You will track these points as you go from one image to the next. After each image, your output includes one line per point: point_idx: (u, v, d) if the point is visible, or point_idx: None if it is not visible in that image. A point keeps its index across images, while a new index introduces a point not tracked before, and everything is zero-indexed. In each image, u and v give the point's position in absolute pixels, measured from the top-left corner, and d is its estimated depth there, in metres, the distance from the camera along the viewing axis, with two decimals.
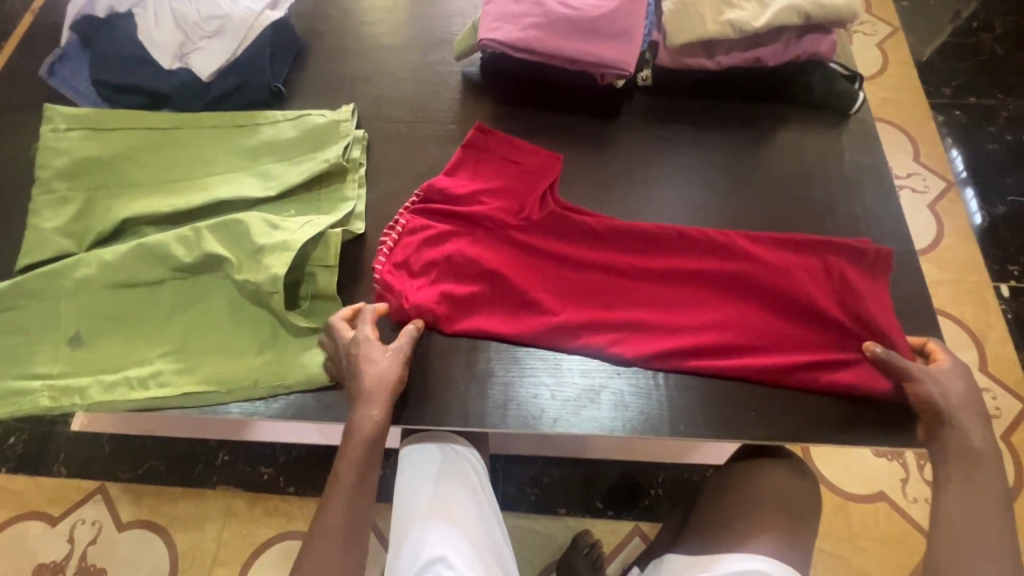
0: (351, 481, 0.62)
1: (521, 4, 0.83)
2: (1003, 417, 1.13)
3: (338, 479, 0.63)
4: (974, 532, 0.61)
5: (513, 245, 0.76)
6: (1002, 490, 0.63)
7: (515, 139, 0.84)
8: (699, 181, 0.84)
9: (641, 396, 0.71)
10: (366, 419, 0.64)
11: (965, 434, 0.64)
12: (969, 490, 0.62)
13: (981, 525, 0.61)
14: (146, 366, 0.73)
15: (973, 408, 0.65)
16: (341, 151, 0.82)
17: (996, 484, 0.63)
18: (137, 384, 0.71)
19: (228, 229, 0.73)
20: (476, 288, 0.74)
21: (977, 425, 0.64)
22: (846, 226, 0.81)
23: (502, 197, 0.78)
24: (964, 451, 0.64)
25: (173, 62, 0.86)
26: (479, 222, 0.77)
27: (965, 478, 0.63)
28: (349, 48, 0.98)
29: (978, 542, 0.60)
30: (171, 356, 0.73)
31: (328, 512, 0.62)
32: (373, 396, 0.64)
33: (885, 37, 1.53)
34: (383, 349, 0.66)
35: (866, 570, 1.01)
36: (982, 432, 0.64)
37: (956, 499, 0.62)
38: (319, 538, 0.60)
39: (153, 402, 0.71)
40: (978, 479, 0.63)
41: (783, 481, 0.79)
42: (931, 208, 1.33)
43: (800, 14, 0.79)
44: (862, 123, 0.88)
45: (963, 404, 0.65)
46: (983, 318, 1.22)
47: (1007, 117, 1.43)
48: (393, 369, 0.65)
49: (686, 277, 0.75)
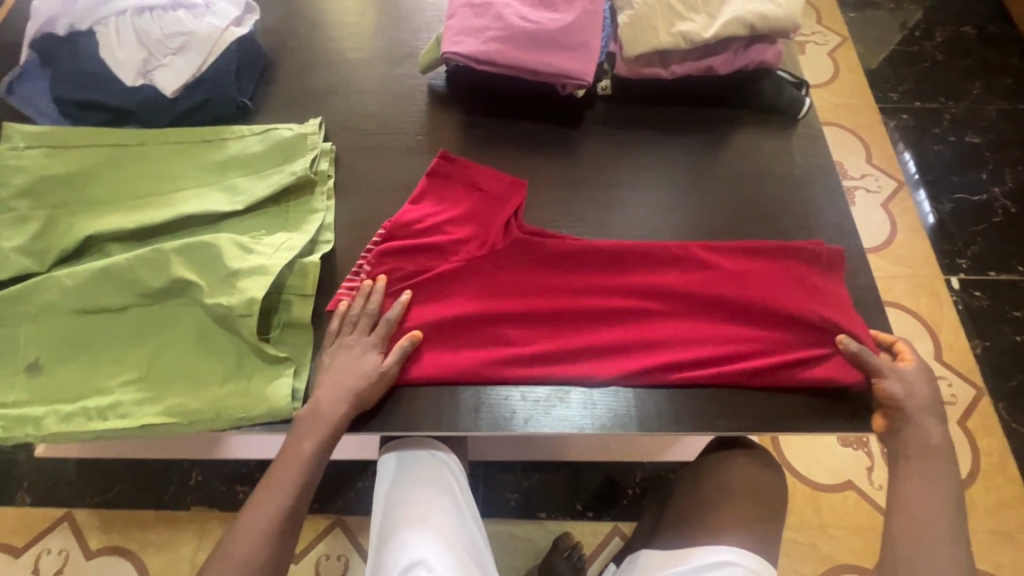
0: (295, 476, 0.65)
1: (482, 18, 0.85)
2: (959, 403, 1.19)
3: (281, 471, 0.65)
4: (929, 523, 0.64)
5: (479, 275, 0.77)
6: (954, 483, 0.66)
7: (477, 165, 0.84)
8: (662, 186, 0.88)
9: (609, 394, 0.73)
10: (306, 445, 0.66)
11: (925, 432, 0.68)
12: (924, 482, 0.66)
13: (934, 514, 0.64)
14: (105, 396, 0.71)
15: (934, 409, 0.69)
16: (309, 163, 0.83)
17: (950, 478, 0.66)
18: (96, 415, 0.69)
19: (195, 250, 0.73)
20: (447, 318, 0.74)
21: (937, 424, 0.68)
22: (801, 226, 0.85)
23: (467, 225, 0.78)
24: (923, 448, 0.67)
25: (137, 78, 0.86)
26: (444, 253, 0.77)
27: (924, 474, 0.66)
28: (316, 63, 0.99)
29: (932, 531, 0.63)
30: (132, 385, 0.71)
31: (262, 505, 0.64)
32: (340, 391, 0.68)
33: (835, 46, 1.61)
34: (354, 355, 0.70)
35: (837, 556, 1.05)
36: (939, 430, 0.68)
37: (913, 491, 0.66)
38: (245, 526, 0.63)
39: (112, 434, 0.69)
40: (933, 473, 0.66)
41: (753, 473, 0.81)
42: (884, 207, 1.40)
43: (746, 25, 0.84)
44: (810, 127, 0.93)
45: (925, 405, 0.69)
46: (937, 310, 1.28)
47: (950, 119, 1.51)
48: (354, 380, 0.68)
49: (653, 292, 0.77)
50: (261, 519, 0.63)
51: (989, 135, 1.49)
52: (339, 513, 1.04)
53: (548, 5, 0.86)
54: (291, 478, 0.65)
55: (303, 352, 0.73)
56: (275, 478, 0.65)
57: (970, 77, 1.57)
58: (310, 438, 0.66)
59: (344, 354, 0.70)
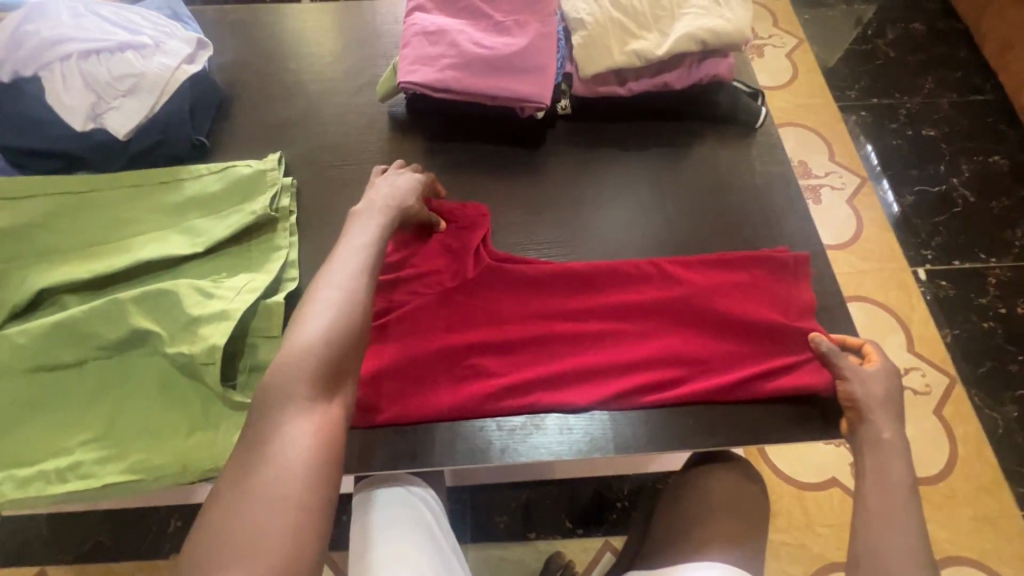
0: (358, 278, 0.62)
1: (437, 46, 0.85)
2: (933, 392, 1.21)
3: (342, 268, 0.62)
4: (892, 514, 0.61)
5: (450, 305, 0.76)
6: (910, 477, 0.64)
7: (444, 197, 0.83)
8: (627, 202, 0.88)
9: (584, 418, 0.73)
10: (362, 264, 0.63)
11: (877, 427, 0.67)
12: (881, 474, 0.64)
13: (895, 506, 0.62)
14: (65, 456, 0.68)
15: (891, 406, 0.68)
16: (269, 201, 0.82)
17: (906, 473, 0.64)
18: (56, 477, 0.67)
19: (154, 300, 0.70)
20: (419, 352, 0.73)
21: (891, 420, 0.68)
22: (764, 234, 0.85)
23: (434, 258, 0.78)
24: (875, 442, 0.67)
25: (86, 123, 0.84)
26: (413, 287, 0.76)
27: (875, 465, 0.65)
28: (273, 96, 0.98)
29: (895, 523, 0.61)
30: (94, 443, 0.69)
31: (325, 297, 0.60)
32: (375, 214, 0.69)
33: (792, 48, 1.64)
34: (401, 172, 0.76)
35: (827, 555, 1.05)
36: (892, 425, 0.67)
37: (871, 484, 0.64)
38: (311, 315, 0.58)
39: (75, 496, 0.66)
40: (888, 466, 0.65)
41: (732, 485, 0.81)
42: (849, 203, 1.43)
43: (697, 41, 0.85)
44: (768, 135, 0.94)
45: (884, 402, 0.68)
46: (906, 301, 1.31)
47: (906, 114, 1.55)
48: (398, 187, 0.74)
49: (625, 311, 0.77)
50: (328, 310, 0.59)
51: (945, 127, 1.53)
52: None
53: (502, 31, 0.87)
54: (354, 277, 0.62)
55: None
56: (327, 291, 0.60)
57: (922, 72, 1.61)
58: (365, 261, 0.64)
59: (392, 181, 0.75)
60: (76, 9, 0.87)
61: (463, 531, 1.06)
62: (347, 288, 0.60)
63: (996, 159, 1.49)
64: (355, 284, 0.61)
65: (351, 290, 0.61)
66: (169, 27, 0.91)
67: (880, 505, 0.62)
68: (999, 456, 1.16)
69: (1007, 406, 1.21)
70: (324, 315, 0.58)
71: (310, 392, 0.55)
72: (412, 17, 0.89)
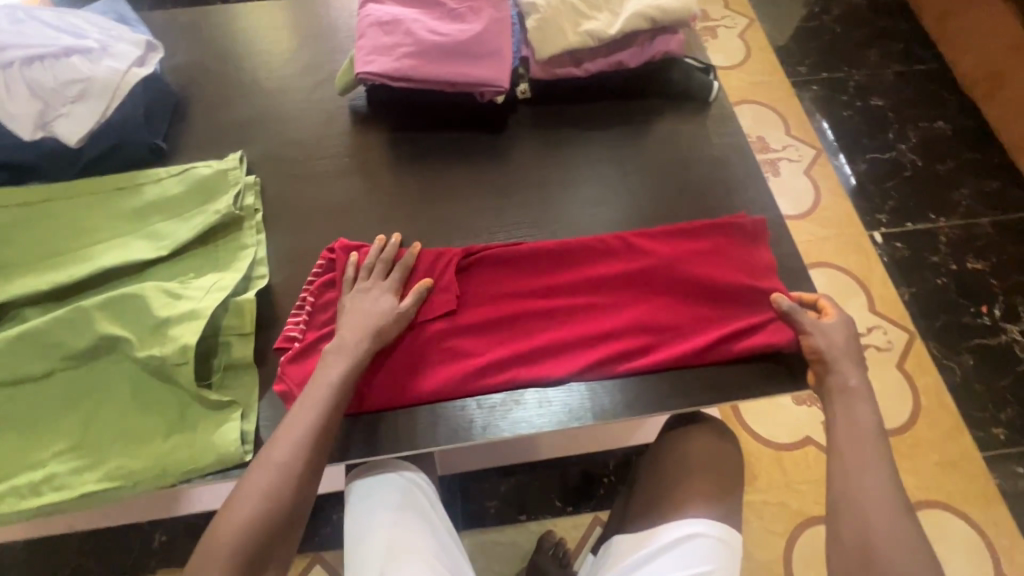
0: (309, 417, 0.63)
1: (392, 36, 0.86)
2: (895, 348, 1.27)
3: (296, 411, 0.64)
4: (863, 458, 0.64)
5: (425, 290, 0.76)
6: (877, 419, 0.68)
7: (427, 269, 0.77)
8: (591, 180, 0.90)
9: (562, 390, 0.74)
10: (299, 435, 0.62)
11: (844, 375, 0.71)
12: (852, 420, 0.67)
13: (867, 447, 0.65)
14: (39, 470, 0.67)
15: (852, 355, 0.72)
16: (233, 200, 0.81)
17: (873, 414, 0.68)
18: (30, 491, 0.65)
19: (121, 305, 0.69)
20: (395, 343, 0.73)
21: (855, 367, 0.71)
22: (725, 203, 0.89)
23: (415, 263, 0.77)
24: (842, 390, 0.70)
25: (35, 131, 0.81)
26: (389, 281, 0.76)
27: (845, 410, 0.69)
28: (231, 96, 0.97)
29: (869, 465, 0.64)
30: (68, 455, 0.67)
31: (276, 445, 0.62)
32: (339, 359, 0.67)
33: (744, 28, 1.69)
34: (372, 296, 0.72)
35: (806, 510, 1.09)
36: (857, 372, 0.71)
37: (844, 430, 0.67)
38: (262, 463, 0.61)
39: (51, 509, 0.65)
40: (858, 412, 0.68)
41: (707, 446, 0.83)
42: (806, 173, 1.48)
43: (647, 19, 0.87)
44: (722, 107, 0.97)
45: (845, 350, 0.72)
46: (866, 264, 1.37)
47: (855, 86, 1.62)
48: (379, 318, 0.70)
49: (594, 285, 0.79)
50: (278, 458, 0.61)
51: (891, 97, 1.60)
52: (317, 549, 1.02)
53: (456, 17, 0.88)
54: (307, 418, 0.63)
55: (248, 392, 0.72)
56: (285, 435, 0.63)
57: (867, 45, 1.68)
58: (299, 436, 0.62)
59: (365, 301, 0.72)
60: (15, 15, 0.85)
61: (455, 518, 1.07)
62: (302, 431, 0.63)
63: (939, 124, 1.56)
64: (306, 426, 0.63)
65: (307, 432, 0.63)
66: (116, 30, 0.89)
67: (851, 446, 0.65)
68: (959, 403, 1.23)
69: (963, 355, 1.28)
70: (253, 502, 0.59)
71: (246, 549, 0.57)
72: (366, 8, 0.90)
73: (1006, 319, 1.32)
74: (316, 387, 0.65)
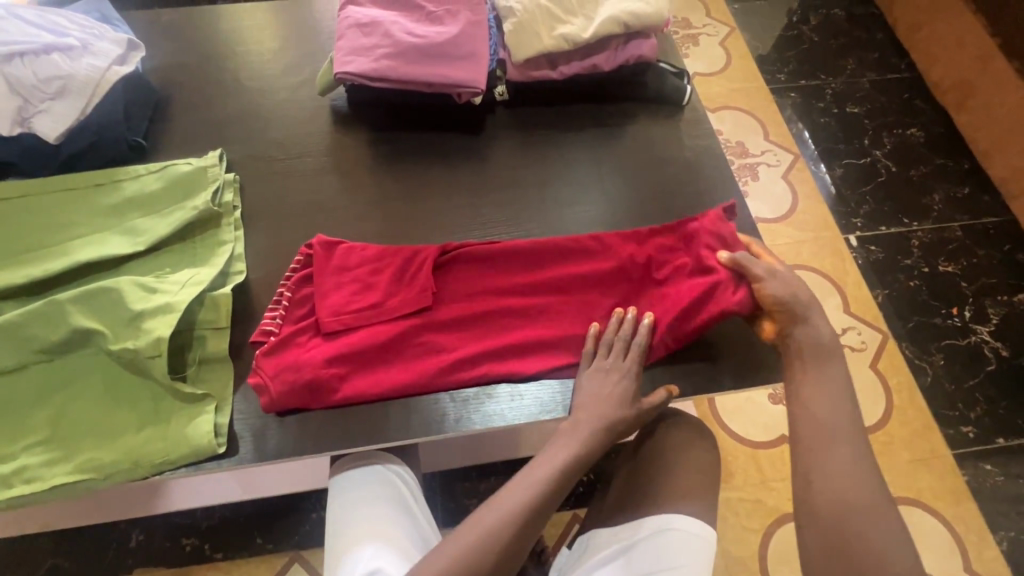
0: (527, 492, 0.65)
1: (371, 37, 0.87)
2: (869, 348, 1.30)
3: (515, 486, 0.65)
4: (829, 442, 0.65)
5: (401, 285, 0.77)
6: (846, 379, 0.70)
7: (404, 264, 0.78)
8: (567, 181, 0.92)
9: (534, 384, 0.76)
10: (510, 508, 0.63)
11: (815, 329, 0.73)
12: (820, 382, 0.69)
13: (837, 411, 0.67)
14: (9, 462, 0.67)
15: (812, 305, 0.75)
16: (211, 196, 0.82)
17: (841, 374, 0.71)
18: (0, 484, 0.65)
19: (95, 298, 0.70)
20: (369, 336, 0.74)
21: (824, 322, 0.74)
22: (696, 204, 0.91)
23: (393, 259, 0.78)
24: (814, 345, 0.72)
25: (14, 127, 0.82)
26: (367, 276, 0.77)
27: (816, 370, 0.71)
28: (212, 95, 0.98)
29: (837, 429, 0.66)
30: (40, 448, 0.68)
31: (486, 514, 0.63)
32: (568, 440, 0.69)
33: (725, 36, 1.73)
34: (611, 379, 0.73)
35: (781, 507, 1.11)
36: (827, 326, 0.73)
37: (813, 391, 0.69)
38: (471, 524, 0.63)
39: (22, 502, 0.65)
40: (828, 373, 0.70)
41: (679, 441, 0.85)
42: (784, 178, 1.51)
43: (619, 24, 0.89)
44: (695, 111, 1.00)
45: (807, 300, 0.75)
46: (841, 266, 1.40)
47: (831, 93, 1.66)
48: (617, 400, 0.72)
49: (569, 284, 0.80)
50: (491, 525, 0.62)
51: (866, 104, 1.64)
52: (296, 548, 1.01)
53: (434, 20, 0.90)
54: (525, 493, 0.65)
55: (223, 385, 0.72)
56: (500, 504, 0.64)
57: (844, 54, 1.72)
58: (510, 510, 0.63)
59: (604, 381, 0.73)
60: None
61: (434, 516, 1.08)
62: (520, 502, 0.64)
63: (913, 131, 1.60)
64: (518, 500, 0.64)
65: (521, 508, 0.63)
66: (97, 28, 0.90)
67: (820, 410, 0.67)
68: (930, 402, 1.25)
69: (935, 355, 1.31)
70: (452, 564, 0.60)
71: None
72: (345, 10, 0.91)
73: (976, 321, 1.35)
74: (539, 465, 0.67)
